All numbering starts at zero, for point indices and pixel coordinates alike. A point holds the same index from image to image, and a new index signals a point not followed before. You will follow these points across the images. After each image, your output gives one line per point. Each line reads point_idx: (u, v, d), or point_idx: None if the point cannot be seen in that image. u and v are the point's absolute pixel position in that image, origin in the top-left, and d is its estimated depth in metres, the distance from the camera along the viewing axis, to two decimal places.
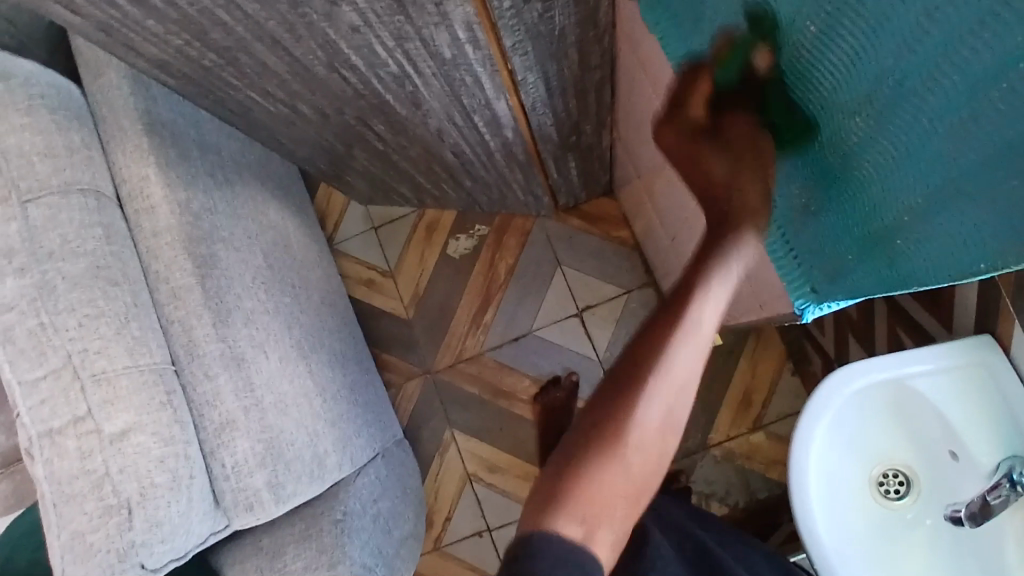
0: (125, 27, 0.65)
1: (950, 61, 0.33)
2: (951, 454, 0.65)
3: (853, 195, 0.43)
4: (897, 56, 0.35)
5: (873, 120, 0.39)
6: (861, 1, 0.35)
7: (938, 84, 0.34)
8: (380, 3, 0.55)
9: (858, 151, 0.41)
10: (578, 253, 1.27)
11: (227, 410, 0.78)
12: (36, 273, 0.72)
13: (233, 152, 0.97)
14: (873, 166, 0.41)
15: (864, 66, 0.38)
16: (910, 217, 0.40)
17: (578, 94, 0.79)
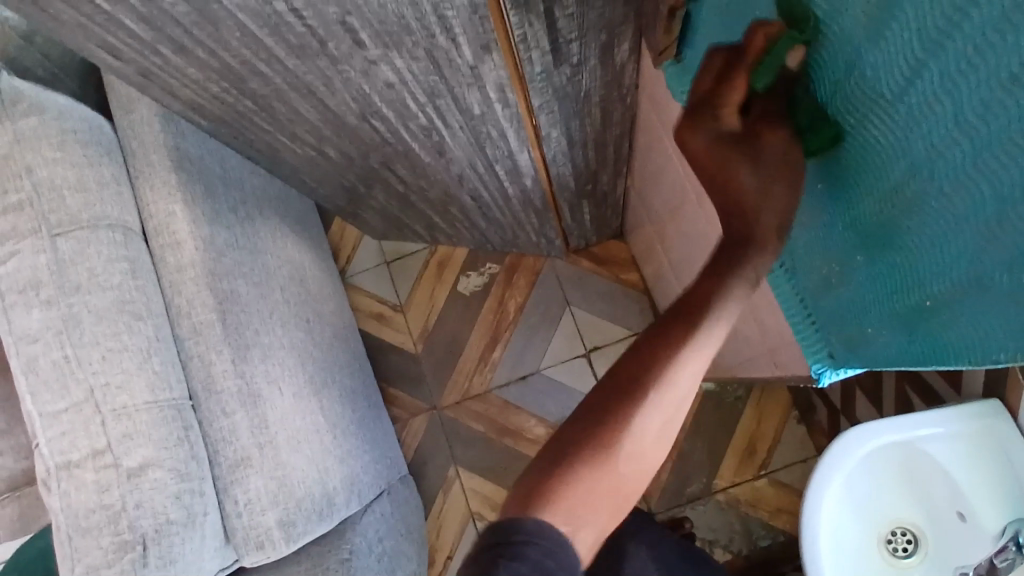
0: (165, 73, 0.67)
1: (982, 165, 0.33)
2: (958, 516, 0.65)
3: (877, 273, 0.45)
4: (927, 153, 0.36)
5: (901, 208, 0.40)
6: (897, 97, 0.36)
7: (969, 185, 0.35)
8: (417, 64, 0.57)
9: (885, 235, 0.42)
10: (587, 294, 1.29)
11: (242, 446, 0.79)
12: (63, 306, 0.73)
13: (256, 188, 0.99)
14: (899, 249, 0.42)
15: (889, 164, 0.39)
16: (932, 302, 0.40)
17: (598, 148, 0.81)
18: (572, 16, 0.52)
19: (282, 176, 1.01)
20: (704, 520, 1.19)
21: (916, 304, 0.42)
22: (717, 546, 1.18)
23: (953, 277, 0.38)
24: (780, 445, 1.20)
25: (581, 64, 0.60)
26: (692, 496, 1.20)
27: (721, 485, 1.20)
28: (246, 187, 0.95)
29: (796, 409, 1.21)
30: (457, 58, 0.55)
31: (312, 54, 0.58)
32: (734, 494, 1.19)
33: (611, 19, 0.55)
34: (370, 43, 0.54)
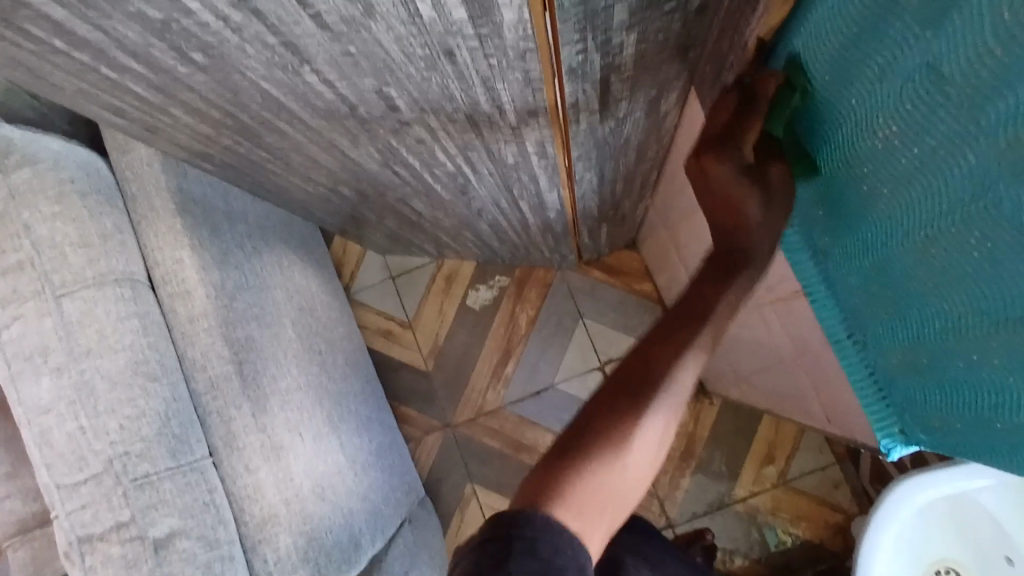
0: (173, 128, 0.62)
1: None
2: (1006, 559, 0.77)
3: (941, 363, 0.44)
4: (996, 247, 0.36)
5: (969, 302, 0.39)
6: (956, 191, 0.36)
7: None
8: (454, 125, 0.53)
9: (950, 327, 0.42)
10: (600, 306, 1.27)
11: (268, 504, 0.76)
12: (74, 373, 0.71)
13: (261, 219, 0.94)
14: (966, 343, 0.41)
15: (956, 260, 0.39)
16: (1007, 396, 0.40)
17: (626, 181, 0.78)
18: (627, 78, 0.48)
19: (287, 205, 0.96)
20: (724, 529, 1.19)
21: (984, 400, 0.42)
22: (738, 555, 1.19)
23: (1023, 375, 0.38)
24: (799, 454, 1.20)
25: (626, 116, 0.56)
26: (712, 506, 1.20)
27: (740, 494, 1.20)
28: (252, 221, 0.90)
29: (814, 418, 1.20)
30: (499, 120, 0.51)
31: (339, 117, 0.53)
32: (753, 504, 1.19)
33: (665, 75, 0.51)
34: (406, 108, 0.50)
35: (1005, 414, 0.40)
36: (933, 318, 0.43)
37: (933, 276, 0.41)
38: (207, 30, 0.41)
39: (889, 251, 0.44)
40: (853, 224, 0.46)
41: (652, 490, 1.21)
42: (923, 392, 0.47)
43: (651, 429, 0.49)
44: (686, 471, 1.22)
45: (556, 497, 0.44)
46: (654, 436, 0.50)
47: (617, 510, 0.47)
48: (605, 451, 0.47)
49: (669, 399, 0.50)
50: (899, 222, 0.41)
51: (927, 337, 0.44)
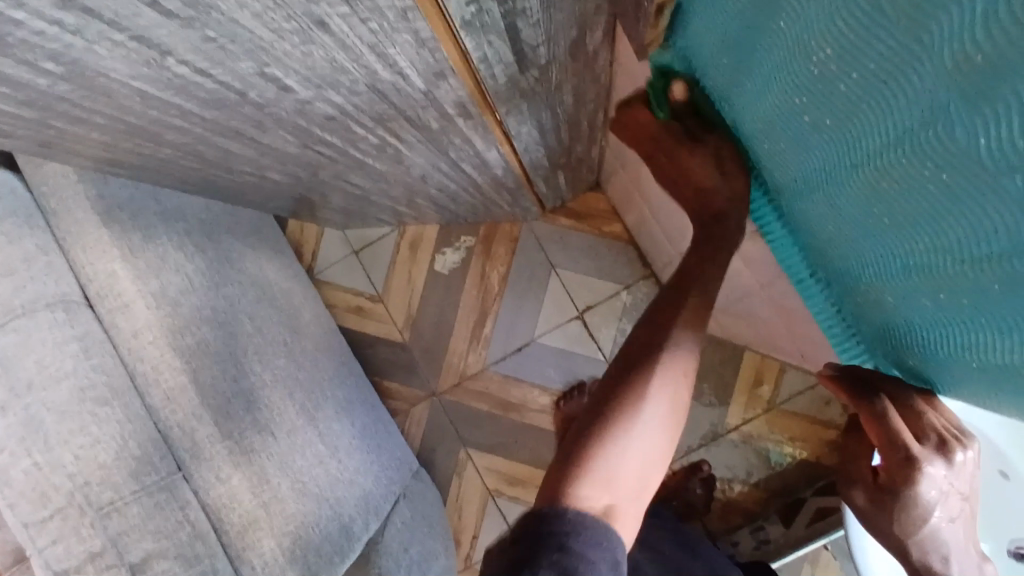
0: (65, 140, 0.57)
1: (994, 204, 0.29)
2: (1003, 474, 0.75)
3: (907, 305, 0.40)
4: (942, 185, 0.31)
5: (923, 246, 0.35)
6: (896, 122, 0.32)
7: (985, 225, 0.30)
8: (360, 97, 0.48)
9: (908, 270, 0.38)
10: (571, 254, 1.23)
11: (247, 510, 0.74)
12: (19, 410, 0.68)
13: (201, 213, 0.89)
14: (927, 287, 0.37)
15: (903, 201, 0.35)
16: (975, 336, 0.36)
17: (571, 127, 0.73)
18: (539, 22, 0.43)
19: (225, 196, 0.90)
20: (720, 459, 1.19)
21: (956, 341, 0.39)
22: (736, 482, 1.19)
23: (986, 318, 0.34)
24: (787, 377, 1.18)
25: (551, 62, 0.51)
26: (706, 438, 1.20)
27: (733, 423, 1.20)
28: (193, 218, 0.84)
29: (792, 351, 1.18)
30: (406, 88, 0.47)
31: (232, 104, 0.48)
32: (747, 431, 1.19)
33: (584, 12, 0.46)
34: (299, 87, 0.45)
35: (982, 355, 0.37)
36: (895, 260, 0.39)
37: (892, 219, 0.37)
38: (47, 37, 0.36)
39: (842, 195, 0.39)
40: (797, 159, 0.42)
41: None
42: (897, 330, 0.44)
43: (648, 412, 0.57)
44: None
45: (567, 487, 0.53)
46: (651, 421, 0.57)
47: (636, 503, 0.55)
48: (603, 446, 0.55)
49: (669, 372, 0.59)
50: (851, 163, 0.37)
51: (891, 279, 0.40)
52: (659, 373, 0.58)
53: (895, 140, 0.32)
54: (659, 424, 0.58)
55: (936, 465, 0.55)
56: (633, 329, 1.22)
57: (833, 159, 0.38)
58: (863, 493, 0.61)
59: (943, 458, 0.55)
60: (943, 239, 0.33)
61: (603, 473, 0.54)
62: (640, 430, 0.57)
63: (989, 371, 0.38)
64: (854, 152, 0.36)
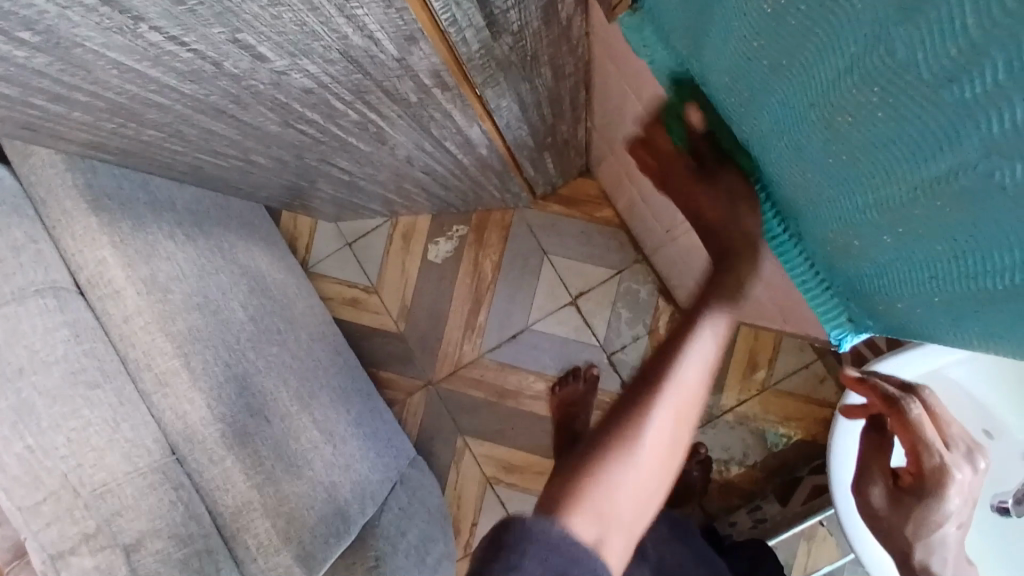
0: (49, 122, 0.57)
1: (941, 117, 0.29)
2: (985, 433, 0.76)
3: (868, 247, 0.41)
4: (890, 110, 0.32)
5: (879, 179, 0.36)
6: (841, 50, 0.32)
7: (934, 141, 0.30)
8: (335, 65, 0.49)
9: (866, 208, 0.38)
10: (562, 240, 1.24)
11: (242, 492, 0.75)
12: (9, 394, 0.68)
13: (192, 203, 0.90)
14: (885, 223, 0.38)
15: (856, 133, 0.35)
16: (930, 271, 0.37)
17: (553, 103, 0.74)
18: None
19: (215, 186, 0.91)
20: (716, 441, 1.20)
21: (913, 280, 0.39)
22: (733, 463, 1.19)
23: (939, 248, 0.35)
24: (781, 357, 1.18)
25: (523, 29, 0.52)
26: (702, 420, 1.20)
27: (728, 405, 1.20)
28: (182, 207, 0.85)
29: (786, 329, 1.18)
30: (379, 54, 0.47)
31: (209, 76, 0.49)
32: (742, 412, 1.19)
33: None
34: (273, 56, 0.46)
35: (937, 291, 0.37)
36: (853, 200, 0.39)
37: (848, 152, 0.37)
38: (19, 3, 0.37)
39: (800, 133, 0.39)
40: (757, 111, 0.42)
41: None
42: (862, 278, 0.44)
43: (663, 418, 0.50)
44: None
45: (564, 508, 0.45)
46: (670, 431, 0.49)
47: (631, 516, 0.47)
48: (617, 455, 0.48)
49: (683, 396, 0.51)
50: (807, 97, 0.37)
51: (850, 222, 0.41)
52: (674, 386, 0.51)
53: (845, 64, 0.32)
54: (670, 440, 0.50)
55: (964, 470, 0.54)
56: (626, 314, 1.22)
57: (789, 96, 0.38)
58: (881, 491, 0.60)
59: (969, 463, 0.55)
60: (899, 162, 0.33)
61: (603, 505, 0.46)
62: (649, 445, 0.49)
63: (947, 307, 0.38)
64: (808, 85, 0.36)
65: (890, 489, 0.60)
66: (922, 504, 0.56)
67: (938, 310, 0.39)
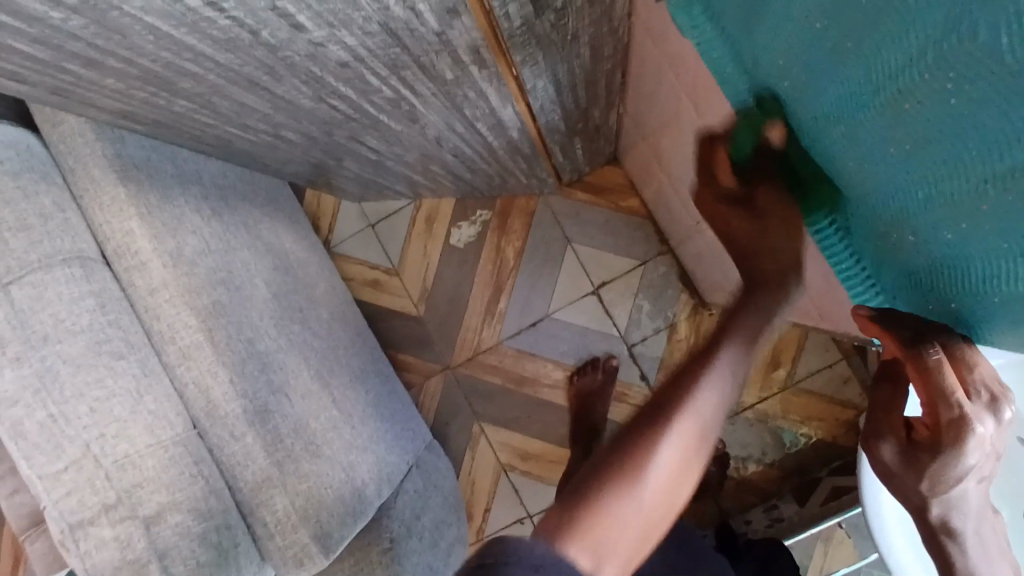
0: (82, 89, 0.57)
1: (1017, 112, 0.28)
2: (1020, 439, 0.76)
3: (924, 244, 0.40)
4: (962, 101, 0.30)
5: (942, 177, 0.35)
6: (915, 39, 0.31)
7: (1007, 137, 0.29)
8: (374, 39, 0.48)
9: (925, 204, 0.37)
10: (587, 229, 1.22)
11: (261, 468, 0.75)
12: (34, 361, 0.68)
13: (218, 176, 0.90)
14: (945, 220, 0.36)
15: (923, 127, 0.34)
16: (992, 271, 0.35)
17: (588, 86, 0.72)
18: None
19: (242, 161, 0.91)
20: (735, 437, 1.18)
21: (972, 280, 0.38)
22: (751, 461, 1.18)
23: (1003, 248, 0.34)
24: (804, 356, 1.16)
25: (566, 6, 0.50)
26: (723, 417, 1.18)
27: (749, 401, 1.18)
28: (210, 182, 0.85)
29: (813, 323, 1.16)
30: (419, 27, 0.46)
31: (246, 46, 0.48)
32: (763, 409, 1.18)
33: None
34: (311, 25, 0.45)
35: (998, 292, 0.36)
36: (910, 196, 0.38)
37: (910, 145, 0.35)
38: None
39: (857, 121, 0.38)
40: (814, 100, 0.41)
41: None
42: (913, 272, 0.43)
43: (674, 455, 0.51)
44: None
45: (566, 535, 0.46)
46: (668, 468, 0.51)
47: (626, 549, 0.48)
48: (618, 492, 0.49)
49: (688, 434, 0.53)
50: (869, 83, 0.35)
51: (907, 220, 0.40)
52: (681, 431, 0.53)
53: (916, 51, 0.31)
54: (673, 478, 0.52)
55: (986, 423, 0.44)
56: (648, 307, 1.21)
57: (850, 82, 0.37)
58: (890, 448, 0.49)
59: (993, 416, 0.44)
60: (964, 157, 0.32)
61: (604, 541, 0.47)
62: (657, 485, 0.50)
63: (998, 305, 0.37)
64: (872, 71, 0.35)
65: (901, 444, 0.49)
66: (938, 459, 0.45)
67: (997, 309, 0.38)
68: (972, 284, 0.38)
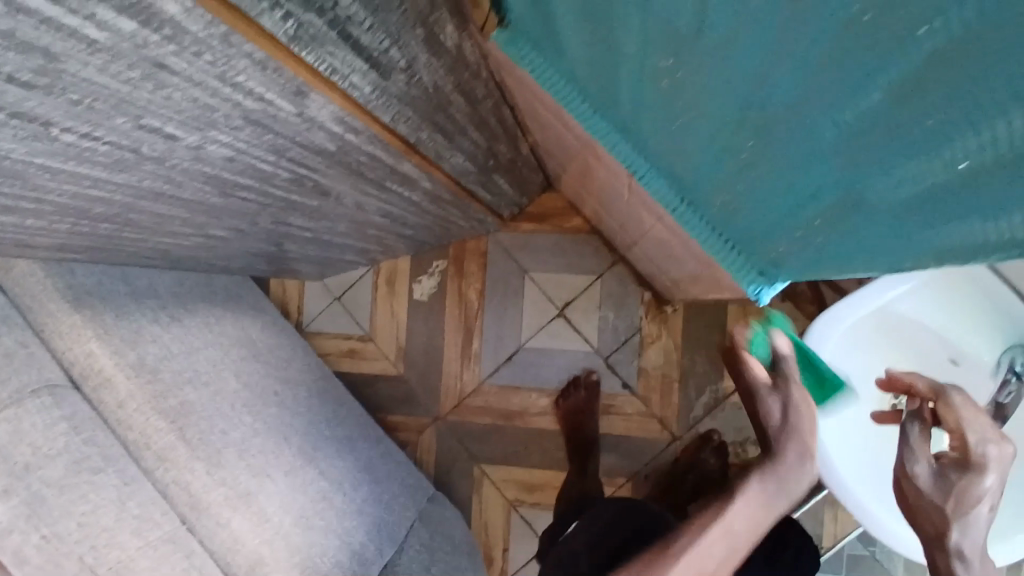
0: (10, 233, 0.62)
1: (789, 17, 0.28)
2: (952, 359, 0.76)
3: (772, 184, 0.40)
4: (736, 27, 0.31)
5: (762, 111, 0.35)
6: None
7: (795, 45, 0.29)
8: (242, 131, 0.53)
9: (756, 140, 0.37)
10: (539, 255, 1.26)
11: (251, 550, 0.78)
12: (21, 491, 0.71)
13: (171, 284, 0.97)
14: (781, 153, 0.37)
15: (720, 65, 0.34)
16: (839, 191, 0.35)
17: (479, 127, 0.77)
18: (373, 25, 0.49)
19: (192, 267, 0.96)
20: (727, 423, 1.19)
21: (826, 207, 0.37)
22: (749, 444, 1.18)
23: (841, 165, 0.33)
24: None
25: (412, 64, 0.55)
26: (709, 406, 1.20)
27: (731, 386, 1.19)
28: (163, 293, 0.93)
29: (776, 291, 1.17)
30: (278, 112, 0.51)
31: (134, 163, 0.53)
32: None
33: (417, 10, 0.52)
34: (182, 132, 0.50)
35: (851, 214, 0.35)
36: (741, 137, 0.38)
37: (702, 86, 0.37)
38: None
39: (657, 83, 0.40)
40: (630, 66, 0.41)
41: (647, 411, 1.22)
42: (766, 222, 0.43)
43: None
44: (673, 380, 1.21)
45: None
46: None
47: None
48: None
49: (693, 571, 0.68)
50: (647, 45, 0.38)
51: (747, 164, 0.40)
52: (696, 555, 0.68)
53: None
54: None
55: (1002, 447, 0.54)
56: (614, 316, 1.23)
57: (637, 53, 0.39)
58: (925, 469, 0.55)
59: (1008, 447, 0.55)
60: (733, 70, 0.34)
61: None
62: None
63: (839, 219, 0.37)
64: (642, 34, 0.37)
65: (935, 464, 0.55)
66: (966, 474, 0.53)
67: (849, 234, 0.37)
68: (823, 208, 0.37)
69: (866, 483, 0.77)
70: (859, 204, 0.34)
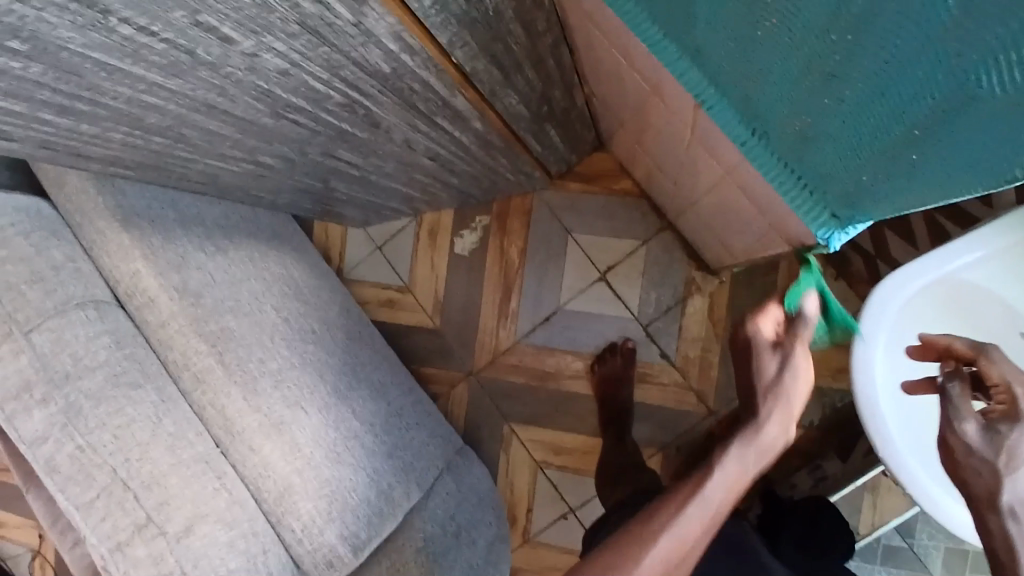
0: (66, 138, 0.62)
1: None
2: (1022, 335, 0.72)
3: (868, 113, 0.40)
4: None
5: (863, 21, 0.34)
6: None
7: None
8: (299, 39, 0.52)
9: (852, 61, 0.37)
10: (585, 217, 1.23)
11: (282, 477, 0.80)
12: (59, 400, 0.73)
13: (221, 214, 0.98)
14: (882, 73, 0.36)
15: None
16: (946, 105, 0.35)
17: (536, 66, 0.75)
18: None
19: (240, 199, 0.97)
20: None
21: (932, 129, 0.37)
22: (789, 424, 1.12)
23: (950, 79, 0.33)
24: None
25: None
26: None
27: None
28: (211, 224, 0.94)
29: (831, 267, 1.12)
30: (336, 22, 0.51)
31: (188, 68, 0.53)
32: None
33: None
34: (238, 35, 0.50)
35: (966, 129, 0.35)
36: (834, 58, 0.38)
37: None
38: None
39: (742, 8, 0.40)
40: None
41: (683, 382, 1.19)
42: (852, 153, 0.43)
43: (686, 530, 0.59)
44: (714, 353, 1.18)
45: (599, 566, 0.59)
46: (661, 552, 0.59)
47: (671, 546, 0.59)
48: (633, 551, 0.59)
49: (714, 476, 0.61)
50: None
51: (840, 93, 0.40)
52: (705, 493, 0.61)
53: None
54: (701, 529, 0.60)
55: None
56: (657, 286, 1.21)
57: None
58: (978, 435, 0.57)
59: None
60: None
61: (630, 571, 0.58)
62: (670, 536, 0.59)
63: (942, 129, 0.36)
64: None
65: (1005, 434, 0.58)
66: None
67: (953, 153, 0.37)
68: (923, 131, 0.37)
69: (903, 429, 0.73)
70: (951, 112, 0.35)
